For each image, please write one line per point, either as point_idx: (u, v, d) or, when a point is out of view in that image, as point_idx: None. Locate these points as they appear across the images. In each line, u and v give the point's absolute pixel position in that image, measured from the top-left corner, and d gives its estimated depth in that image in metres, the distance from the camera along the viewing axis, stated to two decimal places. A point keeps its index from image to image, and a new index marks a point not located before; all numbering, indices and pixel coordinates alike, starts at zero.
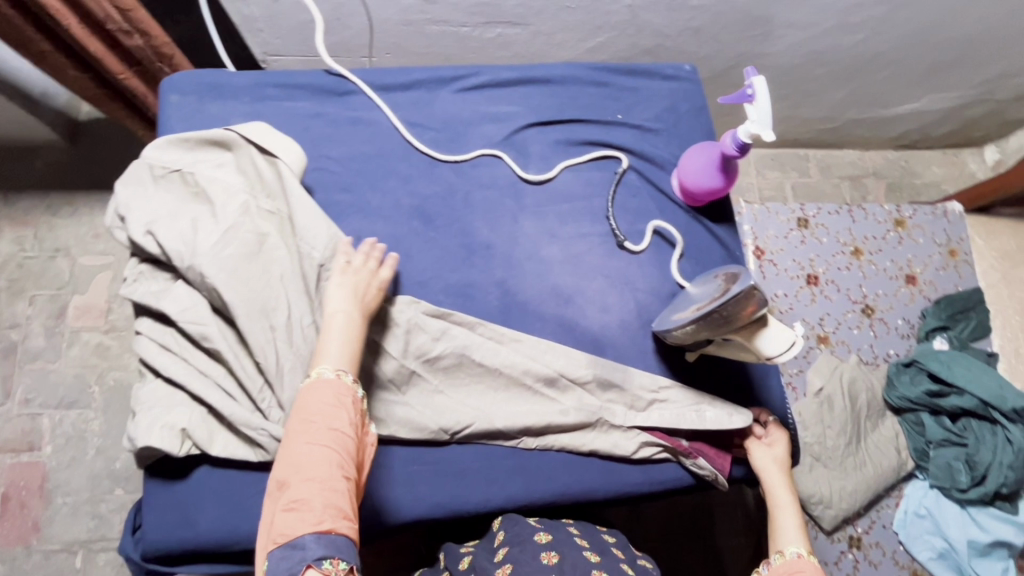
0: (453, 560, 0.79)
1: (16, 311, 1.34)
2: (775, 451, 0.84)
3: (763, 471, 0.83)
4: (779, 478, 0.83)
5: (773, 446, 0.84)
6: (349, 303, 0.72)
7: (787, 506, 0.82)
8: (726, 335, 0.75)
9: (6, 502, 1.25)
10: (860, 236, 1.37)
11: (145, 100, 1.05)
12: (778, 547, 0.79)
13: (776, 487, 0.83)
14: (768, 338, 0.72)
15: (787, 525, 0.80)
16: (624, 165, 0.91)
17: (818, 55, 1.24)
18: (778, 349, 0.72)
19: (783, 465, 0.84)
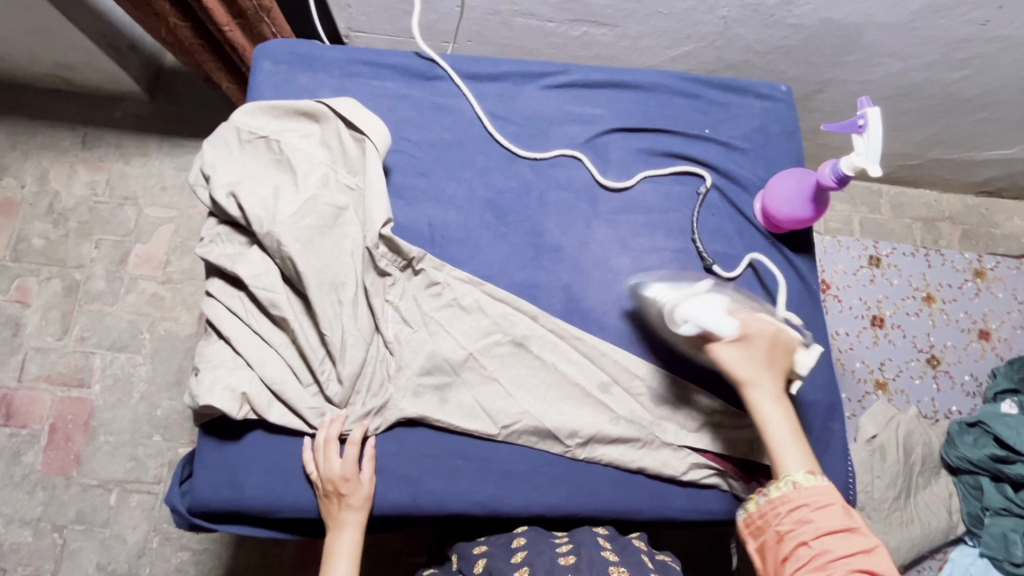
0: (464, 561, 0.77)
1: (82, 252, 1.39)
2: (764, 357, 0.71)
3: (758, 392, 0.70)
4: (772, 388, 0.70)
5: (757, 349, 0.71)
6: (337, 524, 0.74)
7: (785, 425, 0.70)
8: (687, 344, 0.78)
9: (53, 433, 1.29)
10: (935, 282, 1.31)
11: (243, 53, 1.05)
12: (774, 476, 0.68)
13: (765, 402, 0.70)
14: (692, 316, 0.72)
15: (787, 445, 0.68)
16: (708, 184, 0.88)
17: (914, 89, 1.18)
18: (701, 324, 0.71)
19: (777, 371, 0.71)
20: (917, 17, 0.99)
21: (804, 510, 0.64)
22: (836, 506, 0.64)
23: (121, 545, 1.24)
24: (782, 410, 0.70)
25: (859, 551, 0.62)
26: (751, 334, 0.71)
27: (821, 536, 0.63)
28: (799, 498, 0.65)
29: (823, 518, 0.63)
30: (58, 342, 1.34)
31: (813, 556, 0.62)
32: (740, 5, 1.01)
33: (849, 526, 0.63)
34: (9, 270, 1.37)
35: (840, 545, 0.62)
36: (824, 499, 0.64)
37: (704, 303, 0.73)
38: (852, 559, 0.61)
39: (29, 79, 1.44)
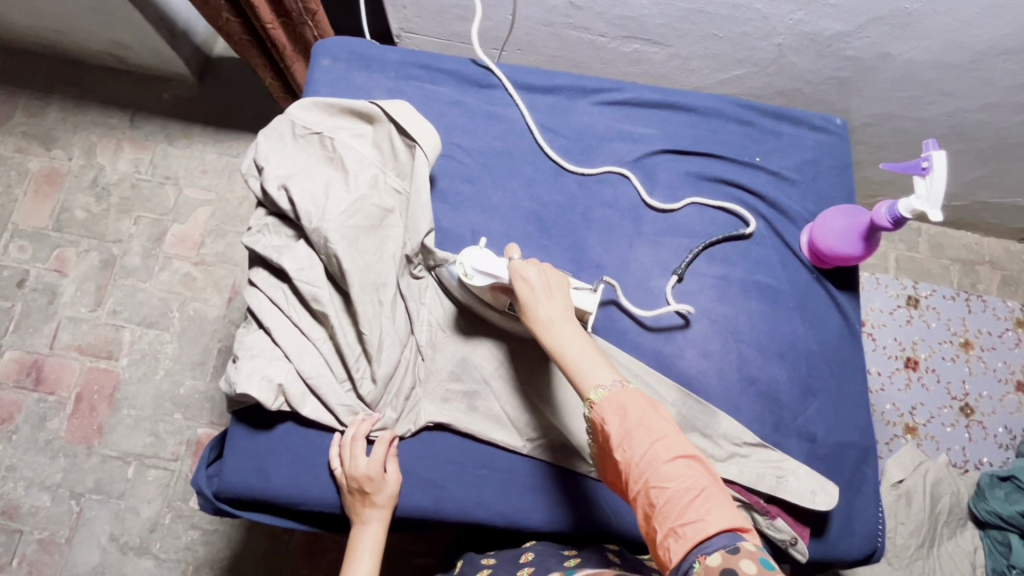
0: (470, 568, 0.78)
1: (121, 227, 1.42)
2: (538, 293, 0.69)
3: (541, 326, 0.67)
4: (552, 318, 0.67)
5: (532, 289, 0.69)
6: (360, 522, 0.74)
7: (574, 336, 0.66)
8: (490, 309, 0.79)
9: (78, 401, 1.31)
10: (974, 328, 1.31)
11: (282, 52, 1.05)
12: (585, 389, 0.63)
13: (546, 317, 0.67)
14: (476, 266, 0.74)
15: (585, 364, 0.64)
16: (751, 229, 0.87)
17: (967, 130, 1.14)
18: (485, 275, 0.73)
19: (559, 301, 0.68)
20: (979, 59, 0.97)
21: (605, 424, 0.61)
22: (630, 405, 0.60)
23: (134, 517, 1.25)
24: (569, 329, 0.66)
25: (663, 442, 0.58)
26: (523, 276, 0.70)
27: (621, 447, 0.59)
28: (598, 416, 0.61)
29: (620, 427, 0.59)
30: (91, 313, 1.36)
31: (626, 473, 0.58)
32: (797, 33, 0.98)
33: (647, 424, 0.59)
34: (50, 239, 1.41)
35: (640, 448, 0.58)
36: (618, 402, 0.60)
37: (486, 254, 0.74)
38: (658, 455, 0.57)
39: (86, 56, 1.48)
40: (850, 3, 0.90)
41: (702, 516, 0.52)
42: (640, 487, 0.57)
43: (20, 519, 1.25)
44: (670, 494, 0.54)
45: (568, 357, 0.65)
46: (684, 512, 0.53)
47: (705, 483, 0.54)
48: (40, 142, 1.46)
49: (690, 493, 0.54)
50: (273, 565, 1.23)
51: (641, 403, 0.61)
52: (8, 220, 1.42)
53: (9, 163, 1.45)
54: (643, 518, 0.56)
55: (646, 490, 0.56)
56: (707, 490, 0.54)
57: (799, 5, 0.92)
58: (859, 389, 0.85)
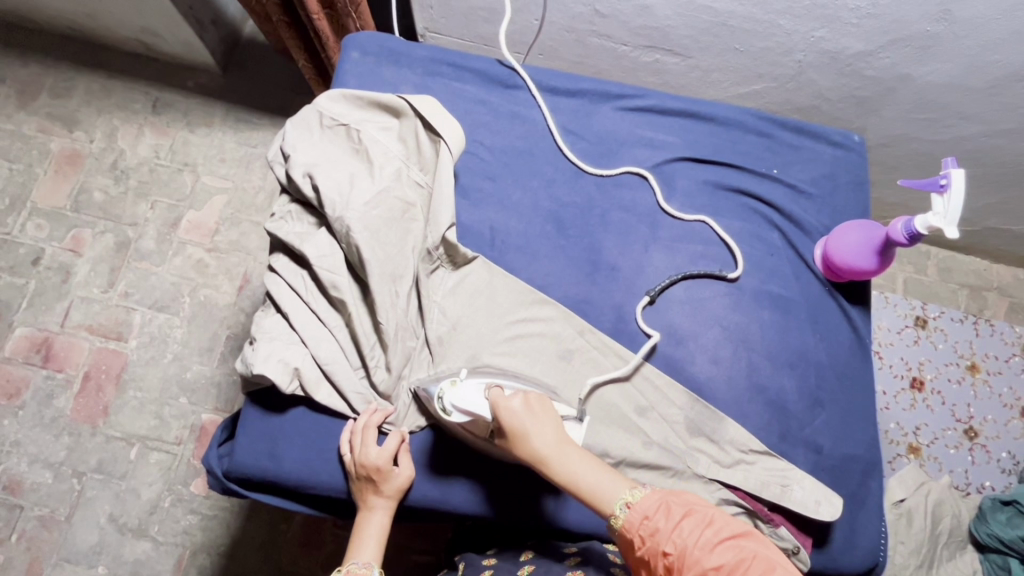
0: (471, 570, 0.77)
1: (138, 211, 1.43)
2: (529, 424, 0.68)
3: (542, 457, 0.67)
4: (550, 447, 0.67)
5: (521, 423, 0.68)
6: (367, 510, 0.74)
7: (573, 459, 0.67)
8: (469, 439, 0.76)
9: (86, 381, 1.32)
10: (980, 352, 1.31)
11: (325, 42, 1.07)
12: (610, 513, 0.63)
13: (552, 451, 0.67)
14: (454, 402, 0.72)
15: (602, 484, 0.65)
16: (737, 272, 0.86)
17: (982, 155, 1.14)
18: (467, 412, 0.71)
19: (550, 425, 0.68)
20: (997, 85, 0.98)
21: (648, 522, 0.60)
22: (669, 501, 0.61)
23: (135, 499, 1.26)
24: (570, 453, 0.67)
25: (710, 525, 0.58)
26: (506, 408, 0.68)
27: (671, 538, 0.58)
28: (636, 517, 0.61)
29: (665, 520, 0.59)
30: (103, 295, 1.38)
31: (678, 564, 0.57)
32: (818, 50, 0.99)
33: (693, 512, 0.59)
34: (68, 219, 1.42)
35: (691, 535, 0.57)
36: (657, 501, 0.61)
37: (463, 386, 0.72)
38: (708, 538, 0.57)
39: (113, 42, 1.51)
40: (872, 23, 0.91)
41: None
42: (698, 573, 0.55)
43: (21, 495, 1.26)
44: (729, 569, 0.54)
45: (583, 484, 0.65)
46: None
47: (758, 548, 0.55)
48: (63, 124, 1.48)
49: (748, 566, 0.54)
50: (269, 554, 1.23)
51: (678, 497, 0.61)
52: (27, 198, 1.43)
53: (31, 142, 1.47)
54: None
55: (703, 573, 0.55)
56: (761, 558, 0.54)
57: (822, 22, 0.93)
58: (866, 403, 0.86)
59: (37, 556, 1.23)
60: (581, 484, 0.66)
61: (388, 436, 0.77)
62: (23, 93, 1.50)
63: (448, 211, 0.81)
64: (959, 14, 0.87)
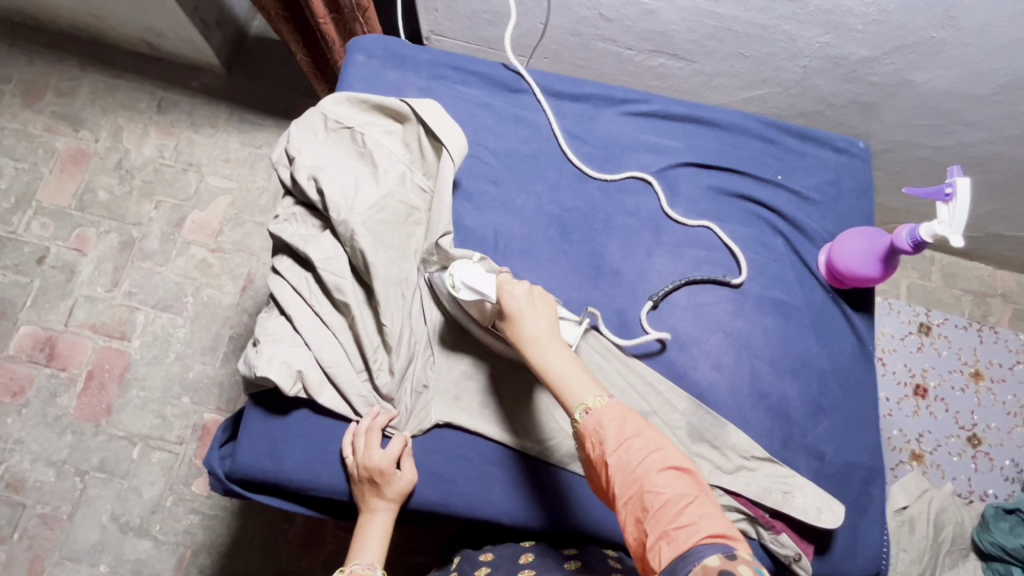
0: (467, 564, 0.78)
1: (142, 210, 1.44)
2: (524, 308, 0.69)
3: (528, 340, 0.68)
4: (537, 333, 0.68)
5: (518, 304, 0.70)
6: (369, 514, 0.74)
7: (552, 349, 0.67)
8: (474, 323, 0.78)
9: (89, 379, 1.33)
10: (984, 359, 1.31)
11: (332, 45, 1.07)
12: (572, 401, 0.64)
13: (539, 335, 0.68)
14: (464, 280, 0.74)
15: (570, 378, 0.65)
16: (743, 277, 0.86)
17: (987, 162, 1.14)
18: (472, 290, 0.73)
19: (545, 316, 0.69)
20: (1002, 92, 0.98)
21: (600, 431, 0.61)
22: (628, 419, 0.61)
23: (136, 498, 1.26)
24: (554, 344, 0.68)
25: (659, 452, 0.58)
26: (511, 292, 0.71)
27: (616, 453, 0.58)
28: (591, 422, 0.61)
29: (616, 434, 0.59)
30: (107, 294, 1.38)
31: (617, 478, 0.58)
32: (823, 56, 0.99)
33: (648, 436, 0.59)
34: (72, 218, 1.43)
35: (638, 455, 0.58)
36: (617, 413, 0.61)
37: (475, 269, 0.75)
38: (654, 464, 0.57)
39: (119, 42, 1.52)
40: (878, 29, 0.91)
41: (697, 520, 0.52)
42: (635, 491, 0.56)
43: (23, 493, 1.26)
44: (666, 499, 0.54)
45: (552, 373, 0.66)
46: (679, 517, 0.53)
47: (700, 491, 0.55)
48: (68, 123, 1.49)
49: (686, 500, 0.54)
50: (270, 554, 1.24)
51: (638, 419, 0.61)
52: (33, 197, 1.44)
53: (36, 141, 1.48)
54: (633, 522, 0.55)
55: (639, 493, 0.56)
56: (701, 499, 0.54)
57: (827, 28, 0.93)
58: (869, 410, 0.85)
59: (39, 555, 1.23)
60: (551, 373, 0.66)
61: (390, 440, 0.77)
62: (29, 92, 1.50)
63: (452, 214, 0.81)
64: (964, 21, 0.87)
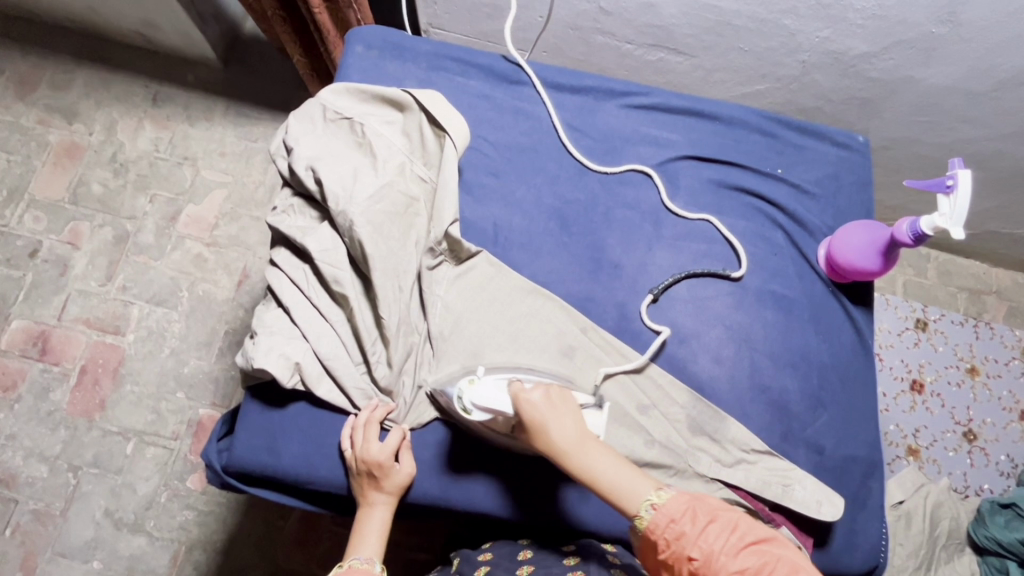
0: (466, 565, 0.77)
1: (136, 204, 1.42)
2: (548, 418, 0.67)
3: (563, 452, 0.67)
4: (570, 443, 0.67)
5: (540, 415, 0.67)
6: (367, 506, 0.73)
7: (593, 455, 0.67)
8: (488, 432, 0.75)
9: (83, 374, 1.32)
10: (980, 355, 1.31)
11: (326, 35, 1.05)
12: (632, 510, 0.63)
13: (573, 447, 0.67)
14: (473, 400, 0.70)
15: (623, 481, 0.65)
16: (744, 269, 0.86)
17: (985, 158, 1.14)
18: (487, 411, 0.70)
19: (570, 419, 0.68)
20: (1000, 88, 0.98)
21: (672, 526, 0.60)
22: (695, 504, 0.61)
23: (131, 494, 1.25)
24: (591, 449, 0.67)
25: (735, 530, 0.59)
26: (527, 400, 0.68)
27: (697, 543, 0.58)
28: (662, 519, 0.61)
29: (691, 525, 0.60)
30: (100, 288, 1.37)
31: (703, 569, 0.58)
32: (823, 50, 0.99)
33: (721, 517, 0.60)
34: (66, 212, 1.41)
35: (717, 540, 0.58)
36: (683, 505, 0.61)
37: (483, 383, 0.71)
38: (734, 545, 0.58)
39: (113, 34, 1.50)
40: (878, 24, 0.91)
41: None
42: None
43: (16, 489, 1.25)
44: (753, 574, 0.56)
45: (604, 480, 0.65)
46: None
47: (780, 552, 0.57)
48: (61, 116, 1.47)
49: (773, 569, 0.56)
50: (266, 550, 1.23)
51: (703, 501, 0.62)
52: (25, 190, 1.42)
53: (29, 134, 1.46)
54: None
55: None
56: (785, 560, 0.56)
57: (827, 23, 0.93)
58: (868, 404, 0.85)
59: (32, 551, 1.22)
60: (603, 484, 0.65)
61: (389, 432, 0.77)
62: (22, 84, 1.49)
63: (452, 205, 0.80)
64: (964, 16, 0.87)
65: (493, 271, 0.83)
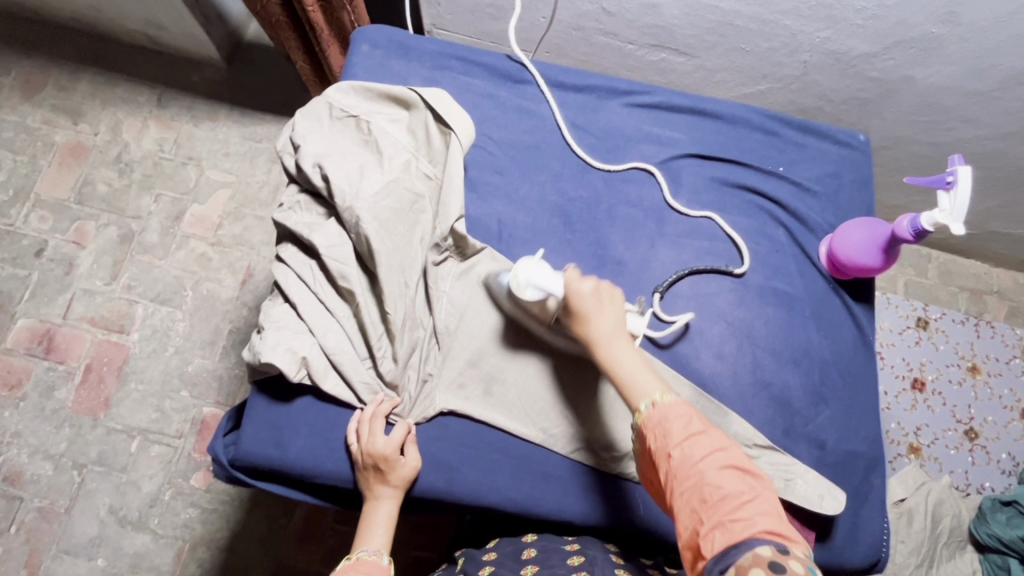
0: (471, 563, 0.77)
1: (141, 204, 1.43)
2: (592, 305, 0.70)
3: (594, 340, 0.69)
4: (606, 334, 0.69)
5: (586, 302, 0.70)
6: (373, 500, 0.74)
7: (618, 350, 0.68)
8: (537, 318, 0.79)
9: (87, 372, 1.32)
10: (981, 354, 1.32)
11: (319, 34, 1.07)
12: (634, 403, 0.65)
13: (602, 336, 0.69)
14: (530, 279, 0.75)
15: (637, 379, 0.66)
16: (747, 266, 0.86)
17: (986, 157, 1.15)
18: (541, 288, 0.74)
19: (612, 313, 0.70)
20: (1000, 88, 0.99)
21: (661, 425, 0.61)
22: (693, 420, 0.61)
23: (135, 492, 1.26)
24: (619, 345, 0.68)
25: (721, 451, 0.58)
26: (577, 288, 0.71)
27: (679, 447, 0.59)
28: (656, 416, 0.62)
29: (681, 429, 0.60)
30: (105, 287, 1.38)
31: (677, 469, 0.58)
32: (823, 50, 1.00)
33: (715, 438, 0.59)
34: (71, 211, 1.42)
35: (700, 451, 0.58)
36: (680, 413, 0.61)
37: (540, 266, 0.75)
38: (715, 461, 0.57)
39: (119, 34, 1.51)
40: (878, 24, 0.92)
41: (753, 515, 0.52)
42: (692, 481, 0.57)
43: (21, 486, 1.26)
44: (725, 493, 0.55)
45: (619, 375, 0.67)
46: (735, 511, 0.53)
47: (760, 490, 0.55)
48: (67, 116, 1.49)
49: (747, 497, 0.54)
50: (270, 547, 1.23)
51: (703, 420, 0.61)
52: (31, 189, 1.44)
53: (35, 134, 1.47)
54: (688, 511, 0.56)
55: (699, 484, 0.56)
56: (761, 498, 0.54)
57: (827, 23, 0.94)
58: (869, 400, 0.86)
59: (37, 548, 1.22)
60: (617, 377, 0.67)
61: (394, 427, 0.77)
62: (28, 85, 1.50)
63: (457, 202, 0.81)
64: (963, 16, 0.87)
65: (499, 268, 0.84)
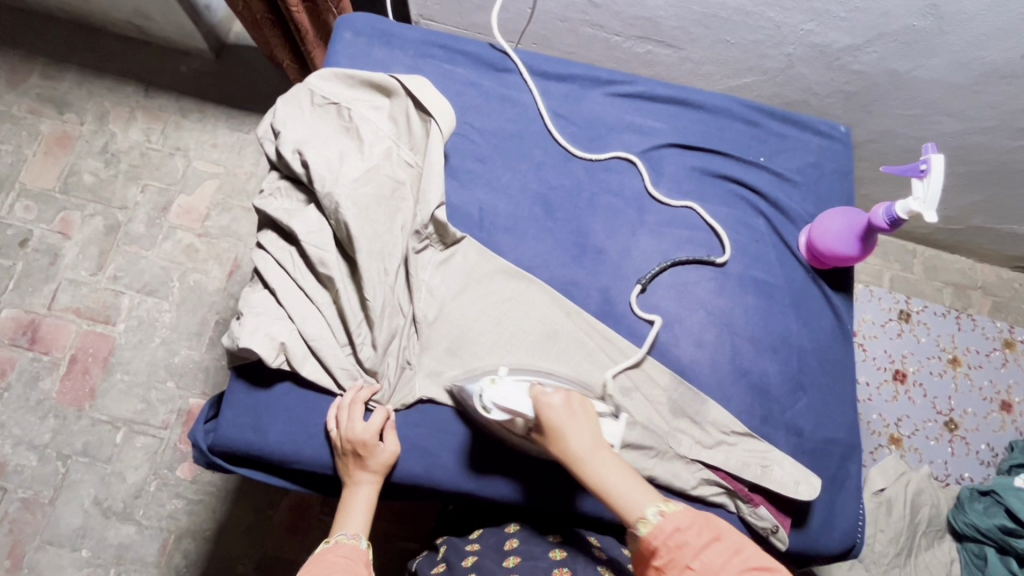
0: (453, 552, 0.78)
1: (128, 194, 1.43)
2: (566, 420, 0.68)
3: (578, 459, 0.67)
4: (585, 450, 0.67)
5: (559, 420, 0.68)
6: (351, 485, 0.74)
7: (605, 465, 0.67)
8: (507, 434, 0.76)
9: (72, 363, 1.32)
10: (962, 346, 1.33)
11: (304, 36, 1.08)
12: (638, 515, 0.63)
13: (586, 454, 0.67)
14: (494, 399, 0.71)
15: (630, 491, 0.65)
16: (726, 256, 0.87)
17: (969, 152, 1.15)
18: (505, 409, 0.71)
19: (586, 426, 0.69)
20: (980, 82, 1.00)
21: (676, 535, 0.60)
22: (702, 522, 0.61)
23: (120, 483, 1.25)
24: (604, 459, 0.67)
25: (738, 554, 0.58)
26: (547, 404, 0.69)
27: (697, 556, 0.58)
28: (666, 527, 0.61)
29: (695, 538, 0.59)
30: (91, 277, 1.37)
31: None
32: (807, 43, 1.01)
33: (728, 539, 0.59)
34: (57, 201, 1.41)
35: (716, 557, 0.58)
36: (692, 519, 0.61)
37: (504, 383, 0.72)
38: (732, 566, 0.57)
39: (105, 24, 1.50)
40: (861, 17, 0.92)
41: None
42: None
43: (4, 477, 1.25)
44: None
45: (613, 491, 0.65)
46: None
47: None
48: (53, 105, 1.48)
49: None
50: (255, 537, 1.23)
51: (711, 519, 0.61)
52: (16, 178, 1.42)
53: (21, 123, 1.46)
54: None
55: None
56: None
57: (810, 15, 0.94)
58: (847, 388, 0.87)
59: (20, 539, 1.22)
60: (613, 494, 0.65)
61: (372, 413, 0.77)
62: (14, 73, 1.49)
63: (436, 189, 0.81)
64: (944, 9, 0.88)
65: (479, 255, 0.84)
